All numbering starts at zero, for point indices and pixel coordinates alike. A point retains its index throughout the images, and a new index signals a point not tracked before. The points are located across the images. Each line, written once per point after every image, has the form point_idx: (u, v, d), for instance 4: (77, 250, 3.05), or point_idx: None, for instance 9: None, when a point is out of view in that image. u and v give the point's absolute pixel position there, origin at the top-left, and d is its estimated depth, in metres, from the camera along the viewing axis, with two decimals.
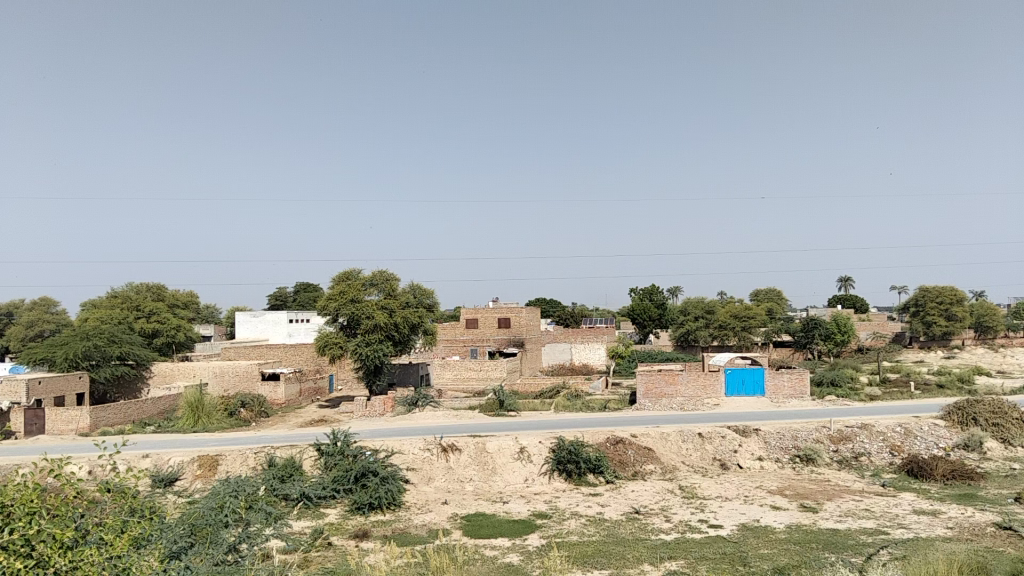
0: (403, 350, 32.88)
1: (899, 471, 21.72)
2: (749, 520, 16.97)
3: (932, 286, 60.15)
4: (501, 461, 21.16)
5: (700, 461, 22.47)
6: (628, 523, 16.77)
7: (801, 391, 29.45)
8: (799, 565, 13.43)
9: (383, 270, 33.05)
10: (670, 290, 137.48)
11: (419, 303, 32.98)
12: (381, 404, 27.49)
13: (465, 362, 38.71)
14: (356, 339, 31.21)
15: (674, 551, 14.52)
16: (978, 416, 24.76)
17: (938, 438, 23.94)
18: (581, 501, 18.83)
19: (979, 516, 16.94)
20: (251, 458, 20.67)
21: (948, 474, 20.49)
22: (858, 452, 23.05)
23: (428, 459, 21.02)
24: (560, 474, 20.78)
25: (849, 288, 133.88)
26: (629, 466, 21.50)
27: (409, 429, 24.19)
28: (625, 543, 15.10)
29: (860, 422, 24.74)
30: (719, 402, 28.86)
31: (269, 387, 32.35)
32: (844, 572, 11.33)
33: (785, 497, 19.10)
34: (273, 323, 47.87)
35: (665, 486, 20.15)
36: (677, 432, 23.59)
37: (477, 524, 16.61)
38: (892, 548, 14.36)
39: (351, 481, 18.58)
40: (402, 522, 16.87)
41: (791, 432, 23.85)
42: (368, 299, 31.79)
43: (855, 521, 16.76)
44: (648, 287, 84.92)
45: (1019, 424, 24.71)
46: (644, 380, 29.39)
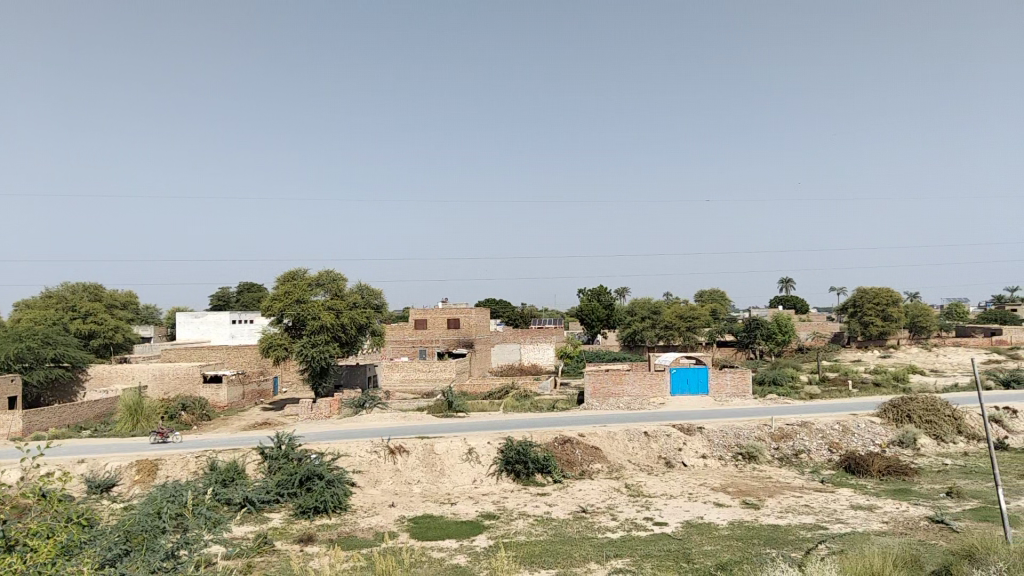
0: (350, 352, 32.39)
1: (837, 468, 22.25)
2: (693, 517, 17.17)
3: (870, 287, 61.92)
4: (450, 462, 21.02)
5: (646, 459, 22.65)
6: (575, 522, 16.79)
7: (743, 389, 30.01)
8: (742, 561, 13.63)
9: (330, 270, 32.60)
10: (618, 289, 140.61)
11: (367, 304, 32.72)
12: (328, 406, 27.06)
13: (414, 363, 38.46)
14: (302, 340, 30.57)
15: (621, 549, 14.61)
16: (912, 413, 25.57)
17: (875, 435, 24.56)
18: (529, 501, 18.77)
19: (912, 511, 17.43)
20: (192, 462, 20.14)
21: (884, 470, 21.06)
22: (798, 449, 23.52)
23: (375, 461, 20.74)
24: (509, 475, 20.75)
25: (790, 288, 137.48)
26: (577, 466, 21.56)
27: (356, 431, 23.85)
28: (572, 542, 15.12)
29: (800, 420, 25.30)
30: (665, 401, 29.20)
31: (211, 390, 31.51)
32: (780, 567, 11.47)
33: (727, 493, 19.41)
34: (215, 325, 46.83)
35: (612, 485, 20.25)
36: (624, 431, 23.77)
37: (425, 526, 16.46)
38: (829, 543, 14.70)
39: (296, 484, 18.26)
40: (348, 525, 16.60)
41: (734, 430, 24.22)
42: (315, 300, 31.27)
43: (795, 516, 17.09)
44: (596, 287, 85.87)
45: (951, 421, 25.57)
46: (591, 380, 29.48)
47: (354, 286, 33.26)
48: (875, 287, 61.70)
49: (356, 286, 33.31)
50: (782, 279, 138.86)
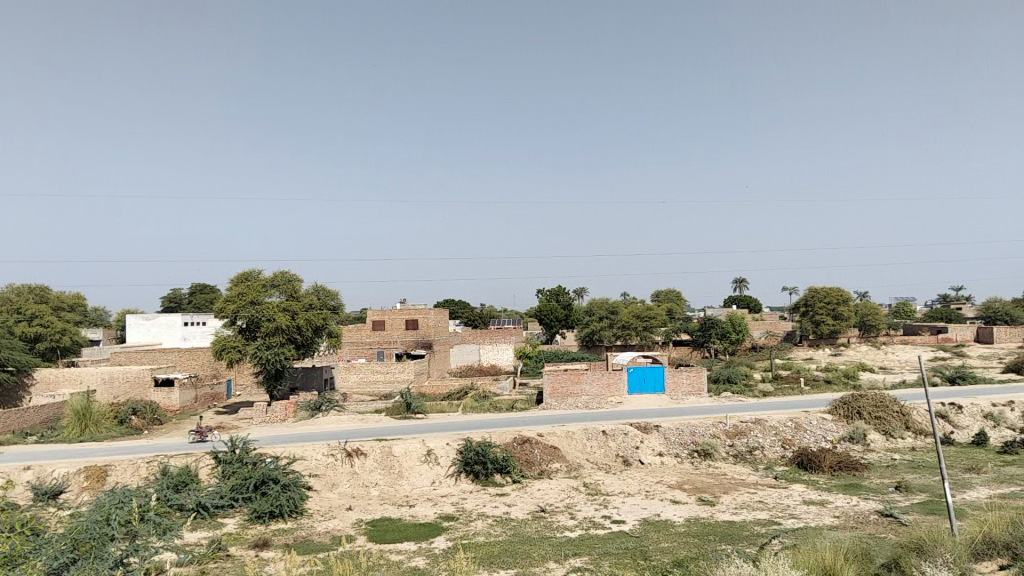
0: (306, 354, 31.94)
1: (790, 463, 22.59)
2: (651, 514, 17.27)
3: (821, 287, 63.14)
4: (408, 464, 20.82)
5: (605, 458, 22.73)
6: (534, 522, 16.74)
7: (699, 388, 30.38)
8: (698, 557, 13.71)
9: (285, 270, 32.10)
10: (575, 289, 141.17)
11: (323, 305, 32.42)
12: (283, 409, 26.65)
13: (371, 365, 38.07)
14: (256, 342, 30.01)
15: (579, 548, 14.59)
16: (862, 410, 26.12)
17: (826, 431, 25.00)
18: (487, 502, 18.67)
19: (863, 505, 17.78)
20: (144, 468, 19.64)
21: (835, 465, 21.45)
22: (752, 446, 23.81)
23: (332, 464, 20.42)
24: (467, 476, 20.61)
25: (743, 288, 139.65)
26: (536, 465, 21.51)
27: (312, 434, 23.48)
28: (530, 542, 15.07)
29: (754, 418, 25.65)
30: (623, 400, 29.38)
31: (162, 393, 30.75)
32: (734, 562, 11.54)
33: (684, 491, 19.56)
34: (167, 327, 45.80)
35: (571, 484, 20.25)
36: (582, 430, 23.82)
37: (382, 529, 16.25)
38: (783, 537, 14.91)
39: (251, 489, 17.89)
40: (305, 530, 16.31)
41: (690, 428, 24.45)
42: (269, 301, 30.74)
43: (750, 512, 17.29)
44: (555, 287, 86.13)
45: (899, 416, 26.17)
46: (550, 380, 29.40)
47: (310, 287, 32.84)
48: (826, 287, 62.89)
49: (312, 286, 32.91)
50: (736, 280, 140.96)
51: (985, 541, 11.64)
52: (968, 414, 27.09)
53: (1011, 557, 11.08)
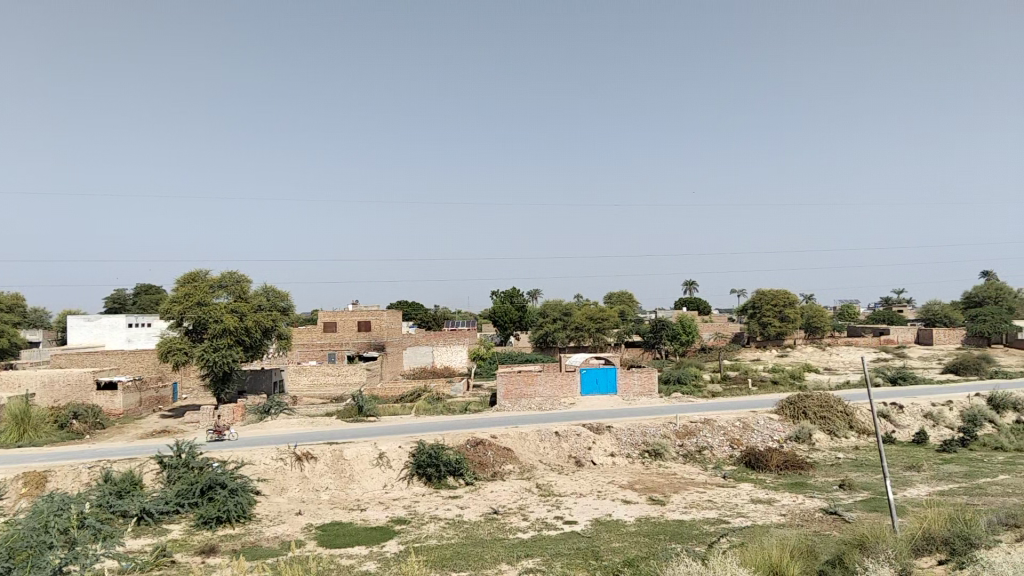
0: (254, 356, 31.34)
1: (738, 463, 22.91)
2: (602, 514, 17.32)
3: (768, 290, 64.34)
4: (360, 468, 20.54)
5: (557, 459, 22.75)
6: (486, 524, 16.64)
7: (650, 389, 30.68)
8: (648, 557, 13.78)
9: (233, 271, 31.48)
10: (529, 291, 140.84)
11: (272, 307, 31.90)
12: (230, 413, 26.08)
13: (322, 367, 37.55)
14: (202, 344, 29.29)
15: (530, 549, 14.54)
16: (808, 410, 26.65)
17: (773, 431, 25.42)
18: (440, 505, 18.52)
19: (808, 503, 18.11)
20: (85, 473, 18.99)
21: (781, 464, 21.83)
22: (701, 446, 24.09)
23: (280, 468, 20.01)
24: (420, 479, 20.41)
25: (693, 291, 141.62)
26: (488, 467, 21.40)
27: (260, 438, 22.99)
28: (482, 544, 14.97)
29: (703, 418, 25.96)
30: (575, 402, 29.48)
31: (105, 397, 29.82)
32: (683, 560, 11.59)
33: (635, 491, 19.68)
34: (111, 328, 44.46)
35: (523, 486, 20.21)
36: (535, 431, 23.82)
37: (333, 534, 15.97)
38: (731, 536, 15.09)
39: (197, 494, 17.42)
40: (253, 535, 15.95)
41: (641, 429, 24.64)
42: (217, 302, 30.05)
43: (699, 511, 17.48)
44: (509, 289, 86.15)
45: (843, 416, 26.78)
46: (503, 382, 29.30)
47: (259, 288, 32.27)
48: (773, 289, 64.09)
49: (261, 287, 32.34)
50: (686, 282, 142.74)
51: (925, 536, 11.90)
52: (909, 414, 27.83)
53: (950, 552, 11.36)
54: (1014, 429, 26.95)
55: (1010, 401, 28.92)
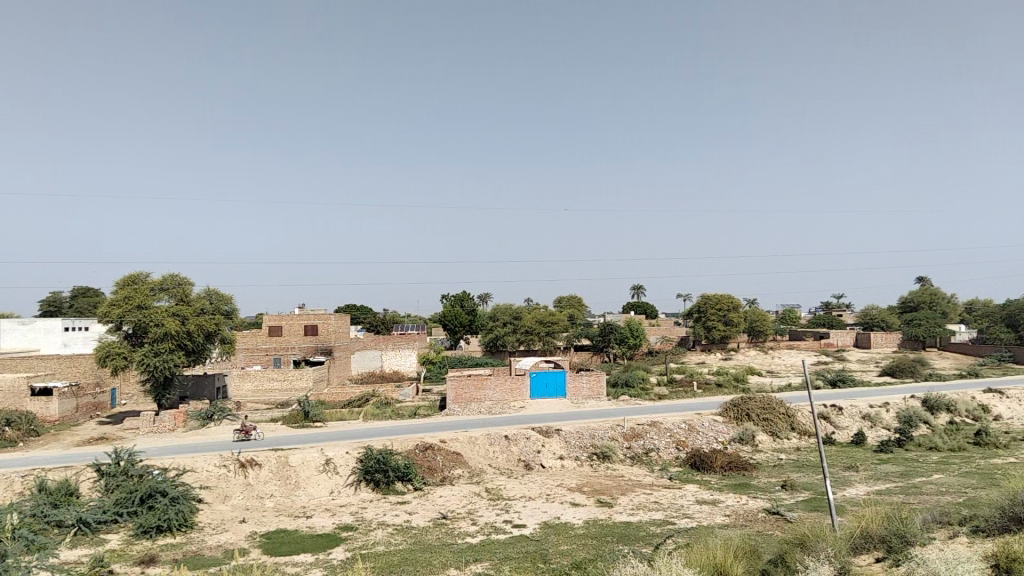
0: (196, 361, 30.61)
1: (684, 464, 23.21)
2: (550, 517, 17.36)
3: (713, 294, 65.43)
4: (306, 474, 20.19)
5: (506, 463, 22.73)
6: (435, 529, 16.54)
7: (598, 392, 30.94)
8: (595, 559, 13.87)
9: (174, 273, 30.77)
10: (480, 295, 140.32)
11: (216, 310, 31.25)
12: (172, 419, 25.39)
13: (267, 372, 36.87)
14: (143, 349, 28.45)
15: (479, 554, 14.48)
16: (751, 412, 27.17)
17: (717, 433, 25.84)
18: (388, 510, 18.32)
19: (751, 504, 18.44)
20: (17, 483, 18.25)
21: (725, 466, 22.20)
22: (648, 448, 24.35)
23: (223, 475, 19.56)
24: (368, 485, 20.18)
25: (641, 295, 143.17)
26: (438, 472, 21.25)
27: (202, 445, 22.43)
28: (431, 550, 14.86)
29: (650, 420, 26.24)
30: (525, 405, 29.56)
31: (39, 403, 28.76)
32: (630, 561, 11.63)
33: (583, 493, 19.78)
34: (46, 332, 42.86)
35: (473, 490, 20.14)
36: (484, 435, 23.77)
37: (278, 541, 15.67)
38: (677, 537, 15.28)
39: (136, 503, 16.89)
40: (195, 544, 15.56)
41: (590, 432, 24.78)
42: (157, 305, 29.25)
43: (646, 513, 17.67)
44: (459, 293, 85.82)
45: (785, 418, 27.37)
46: (453, 386, 28.93)
47: (201, 291, 31.58)
48: (718, 294, 65.19)
49: (203, 290, 31.66)
50: (634, 287, 144.24)
51: (863, 535, 12.20)
52: (848, 415, 28.58)
53: (887, 550, 11.62)
54: (947, 430, 27.90)
55: (943, 403, 29.93)
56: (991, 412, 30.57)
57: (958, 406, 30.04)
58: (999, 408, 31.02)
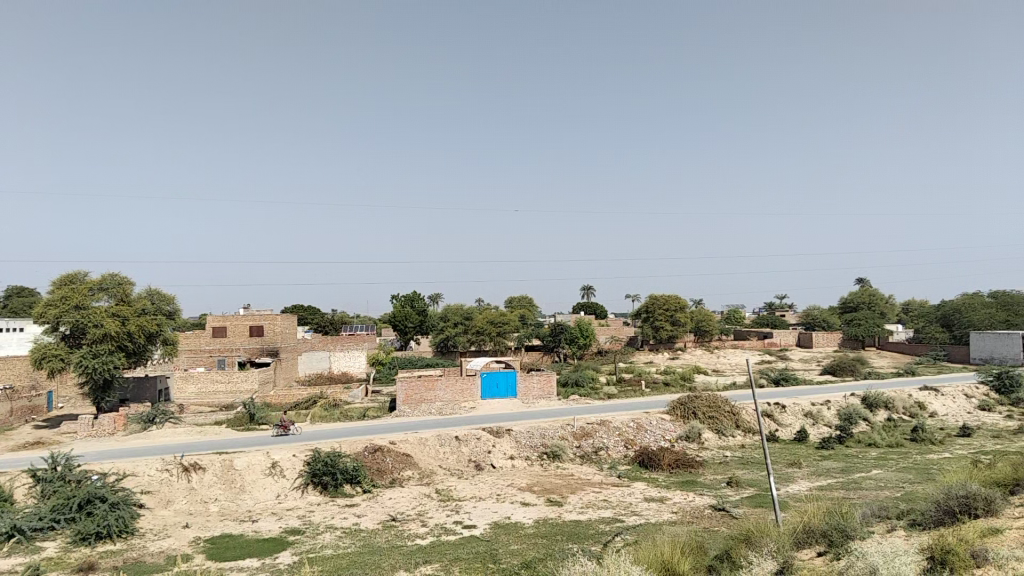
0: (137, 363, 29.78)
1: (632, 463, 23.44)
2: (501, 517, 17.34)
3: (661, 295, 66.27)
4: (251, 478, 19.81)
5: (456, 464, 22.63)
6: (384, 532, 16.37)
7: (549, 392, 31.11)
8: (545, 558, 13.90)
9: (114, 273, 30.01)
10: (430, 295, 139.31)
11: (157, 311, 30.57)
12: (111, 422, 24.67)
13: (211, 374, 36.10)
14: (80, 350, 27.46)
15: (429, 555, 14.40)
16: (697, 410, 27.59)
17: (665, 431, 26.16)
18: (336, 513, 18.08)
19: (698, 501, 18.70)
20: None
21: (673, 464, 22.48)
22: (597, 447, 24.52)
23: (166, 480, 19.06)
24: (315, 488, 19.89)
25: (591, 295, 144.18)
26: (387, 474, 21.05)
27: (143, 449, 21.82)
28: (379, 552, 14.70)
29: (599, 419, 26.44)
30: (476, 406, 29.51)
31: None
32: (576, 561, 11.64)
33: (533, 493, 19.80)
34: None
35: (422, 491, 20.02)
36: (434, 436, 23.65)
37: (222, 547, 15.32)
38: (625, 534, 15.41)
39: (74, 509, 16.31)
40: (136, 550, 15.13)
41: (540, 431, 24.85)
42: (96, 305, 28.41)
43: (595, 511, 17.78)
44: (409, 293, 85.21)
45: (730, 416, 27.85)
46: (403, 388, 28.63)
47: (142, 291, 30.88)
48: (665, 294, 66.08)
49: (144, 290, 30.98)
50: (584, 287, 145.13)
51: (806, 530, 12.42)
52: (791, 413, 29.20)
53: (828, 544, 11.83)
54: (885, 426, 28.72)
55: (881, 400, 30.81)
56: (927, 409, 31.58)
57: (895, 403, 30.96)
58: (934, 405, 32.06)
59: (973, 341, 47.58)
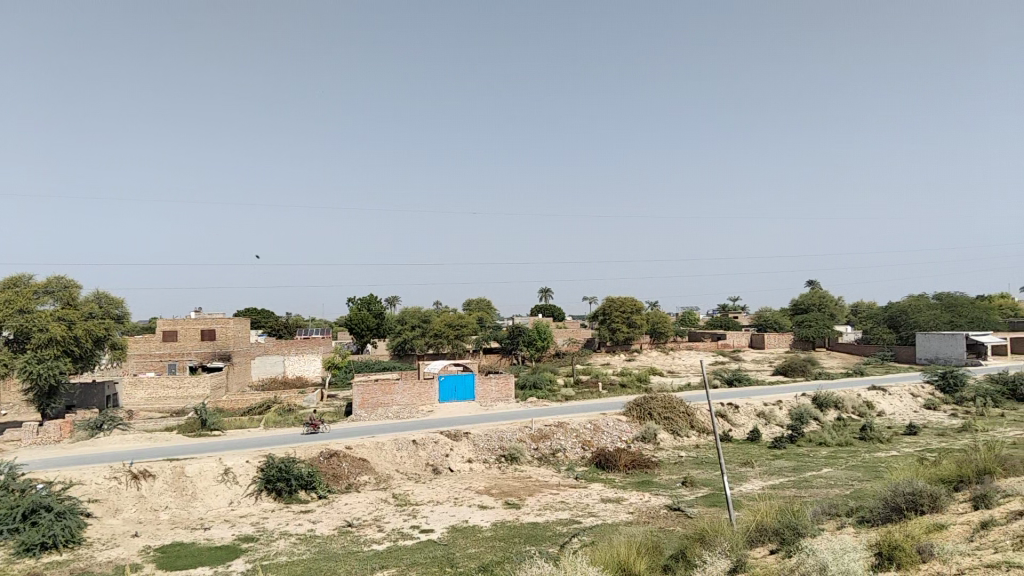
0: (84, 368, 29.00)
1: (590, 464, 23.57)
2: (458, 521, 17.29)
3: (617, 297, 66.86)
4: (203, 485, 19.43)
5: (414, 468, 22.50)
6: (340, 537, 16.20)
7: (507, 394, 31.18)
8: (503, 561, 13.88)
9: (59, 276, 29.26)
10: (387, 299, 138.19)
11: (105, 314, 29.85)
12: (57, 430, 23.97)
13: (162, 379, 35.35)
14: (25, 355, 26.62)
15: (386, 560, 14.27)
16: (653, 411, 27.87)
17: (621, 432, 26.37)
18: (291, 520, 17.83)
19: (654, 501, 18.89)
20: None
21: (630, 464, 22.67)
22: (555, 449, 24.61)
23: (114, 488, 18.57)
24: (269, 494, 19.58)
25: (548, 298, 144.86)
26: (343, 479, 20.82)
27: (90, 456, 21.24)
28: (335, 558, 14.54)
29: (556, 421, 26.53)
30: (433, 409, 29.36)
31: None
32: (534, 563, 11.63)
33: (491, 496, 19.78)
34: None
35: (379, 496, 19.86)
36: (391, 440, 23.47)
37: (173, 555, 14.99)
38: (582, 536, 15.49)
39: (18, 519, 15.78)
40: (83, 560, 14.73)
41: (497, 434, 24.84)
42: (41, 309, 27.66)
43: (552, 513, 17.83)
44: (365, 296, 84.59)
45: (685, 416, 28.20)
46: (359, 392, 28.29)
47: (89, 295, 30.15)
48: (622, 296, 66.66)
49: (91, 293, 30.23)
50: (541, 290, 145.67)
51: (759, 529, 12.62)
52: (744, 413, 29.66)
53: (780, 542, 12.03)
54: (835, 426, 29.36)
55: (831, 400, 31.48)
56: (876, 408, 32.37)
57: (845, 403, 31.67)
58: (882, 404, 32.88)
59: (919, 342, 48.92)
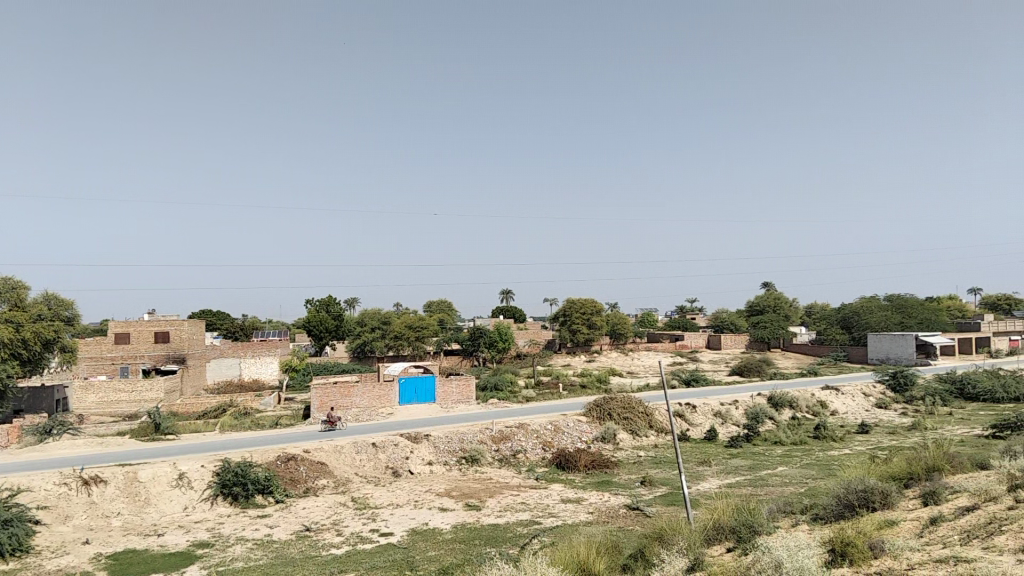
0: (32, 371, 28.25)
1: (550, 464, 23.65)
2: (418, 524, 17.22)
3: (577, 298, 67.26)
4: (157, 490, 19.05)
5: (373, 471, 22.33)
6: (298, 542, 16.02)
7: (468, 396, 31.14)
8: (463, 563, 13.87)
9: (6, 277, 28.58)
10: (347, 300, 137.09)
11: (54, 316, 29.17)
12: (4, 435, 23.30)
13: (114, 383, 34.59)
14: None
15: (344, 564, 14.15)
16: (612, 411, 28.08)
17: (581, 433, 26.51)
18: (248, 525, 17.58)
19: (613, 501, 19.04)
20: None
21: (589, 465, 22.81)
22: (515, 450, 24.64)
23: (64, 494, 18.09)
24: (225, 499, 19.27)
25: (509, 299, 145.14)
26: (301, 483, 20.58)
27: (39, 462, 20.66)
28: (293, 563, 14.37)
29: (517, 422, 26.56)
30: (393, 411, 29.19)
31: None
32: (494, 564, 11.66)
33: (451, 498, 19.73)
34: None
35: (338, 500, 19.67)
36: (350, 443, 23.27)
37: (125, 563, 14.65)
38: (542, 536, 15.54)
39: None
40: (32, 569, 14.33)
41: (458, 436, 24.79)
42: None
43: (512, 514, 17.84)
44: (325, 297, 83.87)
45: (644, 417, 28.46)
46: (318, 395, 27.95)
47: (38, 296, 29.47)
48: (582, 298, 67.07)
49: (40, 295, 29.54)
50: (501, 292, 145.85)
51: (716, 527, 12.80)
52: (701, 413, 30.03)
53: (736, 540, 12.22)
54: (790, 425, 29.90)
55: (786, 400, 32.04)
56: (829, 407, 33.03)
57: (799, 402, 32.25)
58: (835, 403, 33.56)
59: (871, 343, 50.04)
